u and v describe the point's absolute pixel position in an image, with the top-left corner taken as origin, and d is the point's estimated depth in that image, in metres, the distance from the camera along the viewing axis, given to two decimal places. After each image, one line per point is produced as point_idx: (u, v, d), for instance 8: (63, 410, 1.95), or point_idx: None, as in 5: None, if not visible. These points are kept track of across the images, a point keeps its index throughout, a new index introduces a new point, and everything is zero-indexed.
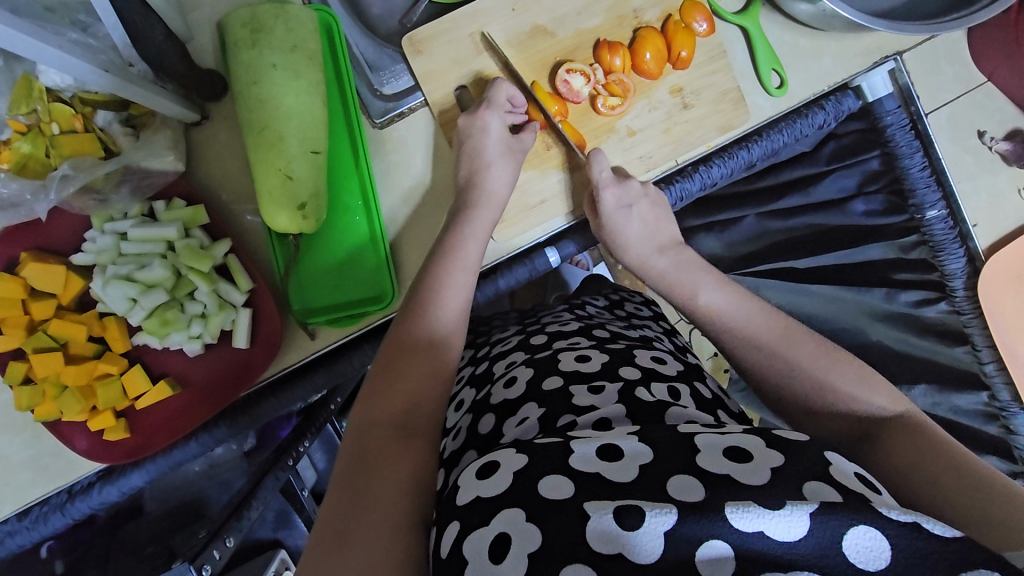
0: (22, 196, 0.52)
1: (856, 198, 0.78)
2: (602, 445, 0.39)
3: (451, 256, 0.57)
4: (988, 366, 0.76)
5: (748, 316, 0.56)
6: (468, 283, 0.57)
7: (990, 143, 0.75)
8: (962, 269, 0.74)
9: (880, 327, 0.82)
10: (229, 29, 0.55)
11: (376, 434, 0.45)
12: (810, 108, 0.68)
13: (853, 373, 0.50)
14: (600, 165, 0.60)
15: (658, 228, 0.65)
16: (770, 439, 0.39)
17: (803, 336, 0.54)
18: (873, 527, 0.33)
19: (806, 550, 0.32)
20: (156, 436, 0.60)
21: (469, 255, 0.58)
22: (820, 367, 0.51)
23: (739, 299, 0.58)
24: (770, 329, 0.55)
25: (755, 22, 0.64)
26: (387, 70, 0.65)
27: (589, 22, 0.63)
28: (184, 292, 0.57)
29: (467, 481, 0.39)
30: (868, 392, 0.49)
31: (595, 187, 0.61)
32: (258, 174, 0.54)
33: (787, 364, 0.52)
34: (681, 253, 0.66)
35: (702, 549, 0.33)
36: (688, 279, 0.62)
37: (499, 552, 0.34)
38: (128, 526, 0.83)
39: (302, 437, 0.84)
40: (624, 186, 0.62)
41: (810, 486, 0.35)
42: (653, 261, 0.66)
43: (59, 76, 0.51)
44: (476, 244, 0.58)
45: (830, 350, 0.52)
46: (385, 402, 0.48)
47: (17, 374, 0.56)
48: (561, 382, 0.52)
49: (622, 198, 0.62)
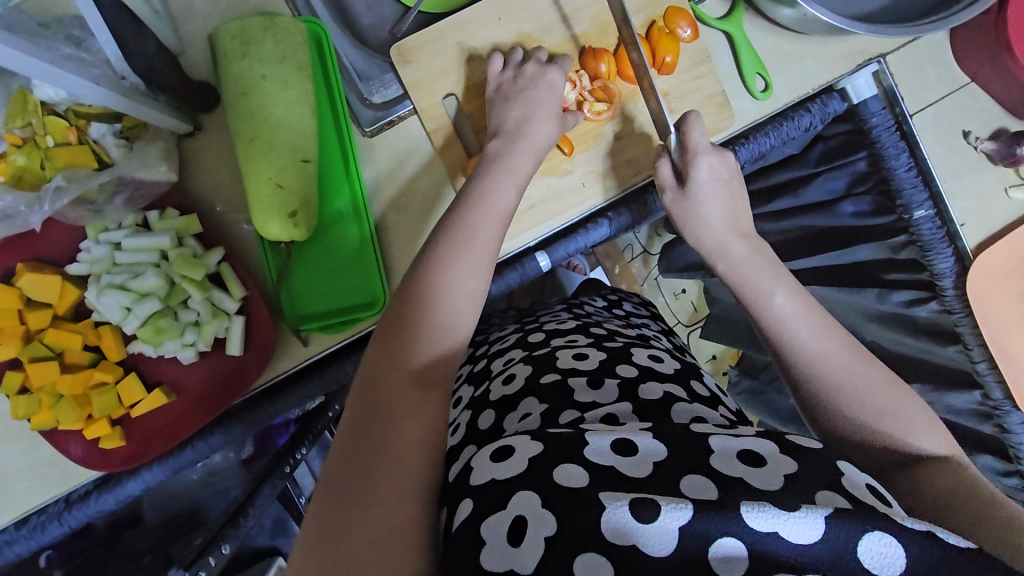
0: (17, 208, 0.54)
1: (845, 200, 0.79)
2: (618, 439, 0.39)
3: (480, 207, 0.54)
4: (980, 364, 0.74)
5: (816, 333, 0.51)
6: (495, 234, 0.53)
7: (975, 143, 0.73)
8: (951, 269, 0.72)
9: (874, 327, 0.85)
10: (219, 42, 0.55)
11: (393, 386, 0.44)
12: (795, 111, 0.69)
13: (914, 412, 0.48)
14: (698, 131, 0.60)
15: (737, 215, 0.61)
16: (783, 445, 0.40)
17: (869, 362, 0.50)
18: (887, 534, 0.34)
19: (820, 553, 0.33)
20: (151, 444, 0.61)
21: (504, 200, 0.55)
22: (883, 398, 0.48)
23: (811, 311, 0.53)
24: (842, 347, 0.51)
25: (739, 27, 0.65)
26: (376, 79, 0.67)
27: (574, 29, 0.64)
28: (177, 300, 0.58)
29: (481, 463, 0.40)
30: (922, 434, 0.47)
31: (692, 152, 0.60)
32: (249, 183, 0.55)
33: (852, 385, 0.48)
34: (761, 245, 0.59)
35: (715, 547, 0.33)
36: (764, 277, 0.56)
37: (517, 533, 0.35)
38: (127, 535, 0.83)
39: (299, 444, 0.83)
40: (723, 157, 0.60)
41: (823, 495, 0.36)
42: (732, 245, 0.59)
43: (53, 90, 0.51)
44: (514, 192, 0.56)
45: (897, 381, 0.49)
46: (403, 353, 0.45)
47: (13, 384, 0.56)
48: (559, 377, 0.53)
49: (714, 172, 0.60)
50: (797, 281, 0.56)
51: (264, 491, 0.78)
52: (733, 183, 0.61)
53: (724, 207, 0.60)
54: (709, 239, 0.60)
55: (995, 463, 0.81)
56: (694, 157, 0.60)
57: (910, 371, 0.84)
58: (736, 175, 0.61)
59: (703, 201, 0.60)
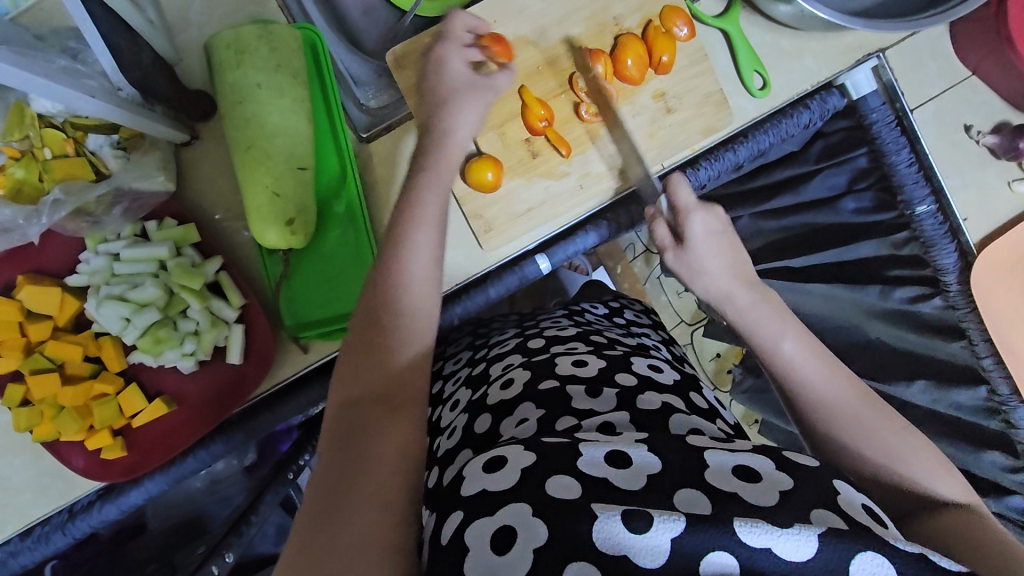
0: (16, 222, 0.54)
1: (846, 196, 0.80)
2: (611, 451, 0.39)
3: (414, 214, 0.52)
4: (986, 360, 0.74)
5: (826, 377, 0.50)
6: (434, 236, 0.52)
7: (977, 136, 0.73)
8: (955, 264, 0.72)
9: (880, 325, 0.83)
10: (214, 50, 0.55)
11: (359, 410, 0.44)
12: (795, 108, 0.68)
13: (925, 458, 0.47)
14: (684, 193, 0.60)
15: (739, 262, 0.59)
16: (780, 460, 0.40)
17: (877, 407, 0.49)
18: (881, 555, 0.34)
19: (812, 571, 0.33)
20: (152, 453, 0.61)
21: (425, 209, 0.53)
22: (894, 444, 0.47)
23: (819, 355, 0.52)
24: (849, 394, 0.50)
25: (735, 25, 0.65)
26: (371, 84, 0.68)
27: (570, 31, 0.63)
28: (177, 309, 0.58)
29: (473, 473, 0.40)
30: (936, 479, 0.47)
31: (683, 212, 0.60)
32: (245, 191, 0.55)
33: (862, 433, 0.48)
34: (767, 293, 0.58)
35: (707, 562, 0.33)
36: (770, 324, 0.54)
37: (505, 542, 0.34)
38: (131, 544, 0.83)
39: (302, 450, 0.83)
40: (712, 212, 0.60)
41: (817, 513, 0.36)
42: (735, 295, 0.57)
43: (49, 103, 0.51)
44: (438, 202, 0.54)
45: (906, 428, 0.49)
46: (366, 376, 0.46)
47: (15, 396, 0.56)
48: (558, 384, 0.53)
49: (710, 227, 0.59)
50: (803, 325, 0.55)
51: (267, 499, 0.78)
52: (727, 234, 0.60)
53: (724, 257, 0.59)
54: (716, 288, 0.58)
55: (1000, 461, 0.79)
56: (687, 214, 0.59)
57: (913, 368, 0.83)
58: (727, 227, 0.60)
59: (702, 256, 0.59)
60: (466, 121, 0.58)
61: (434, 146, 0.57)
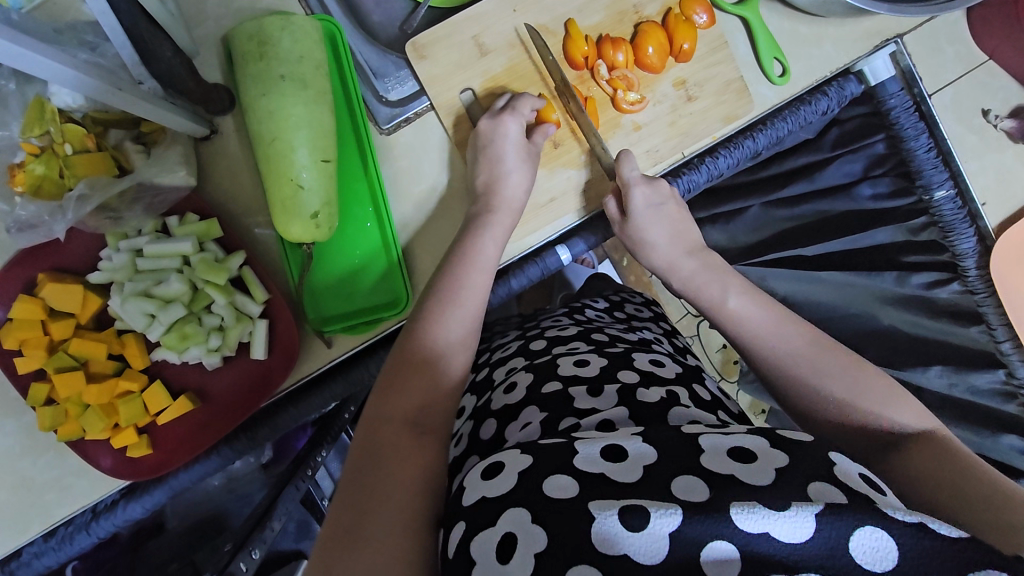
0: (40, 217, 0.54)
1: (863, 182, 0.82)
2: (607, 445, 0.40)
3: (468, 257, 0.58)
4: (1004, 344, 0.78)
5: (775, 329, 0.55)
6: (482, 274, 0.57)
7: (994, 120, 0.78)
8: (974, 249, 0.77)
9: (891, 311, 0.86)
10: (236, 43, 0.55)
11: (388, 432, 0.47)
12: (813, 95, 0.68)
13: (879, 391, 0.49)
14: (632, 165, 0.62)
15: (682, 232, 0.65)
16: (774, 440, 0.40)
17: (833, 348, 0.53)
18: (880, 527, 0.33)
19: (813, 551, 0.33)
20: (179, 451, 0.60)
21: (486, 254, 0.58)
22: (849, 382, 0.50)
23: (763, 307, 0.57)
24: (801, 337, 0.54)
25: (755, 12, 0.64)
26: (392, 76, 0.66)
27: (590, 20, 0.63)
28: (201, 305, 0.58)
29: (473, 481, 0.40)
30: (897, 409, 0.48)
31: (624, 185, 0.62)
32: (270, 185, 0.55)
33: (821, 381, 0.51)
34: (709, 257, 0.64)
35: (708, 550, 0.33)
36: (714, 284, 0.61)
37: (507, 549, 0.35)
38: (151, 543, 0.84)
39: (319, 446, 0.83)
40: (655, 185, 0.63)
41: (816, 488, 0.36)
42: (680, 263, 0.64)
43: (70, 97, 0.52)
44: (495, 248, 0.59)
45: (861, 364, 0.51)
46: (396, 398, 0.49)
47: (39, 395, 0.56)
48: (560, 386, 0.52)
49: (651, 199, 0.62)
50: (745, 281, 0.60)
51: (288, 495, 0.77)
52: (667, 207, 0.64)
53: (666, 229, 0.64)
54: (659, 260, 0.65)
55: (1019, 443, 0.81)
56: (628, 188, 0.62)
57: (929, 354, 0.85)
58: (669, 198, 0.64)
59: (644, 228, 0.63)
60: (486, 163, 0.60)
61: (479, 203, 0.61)
